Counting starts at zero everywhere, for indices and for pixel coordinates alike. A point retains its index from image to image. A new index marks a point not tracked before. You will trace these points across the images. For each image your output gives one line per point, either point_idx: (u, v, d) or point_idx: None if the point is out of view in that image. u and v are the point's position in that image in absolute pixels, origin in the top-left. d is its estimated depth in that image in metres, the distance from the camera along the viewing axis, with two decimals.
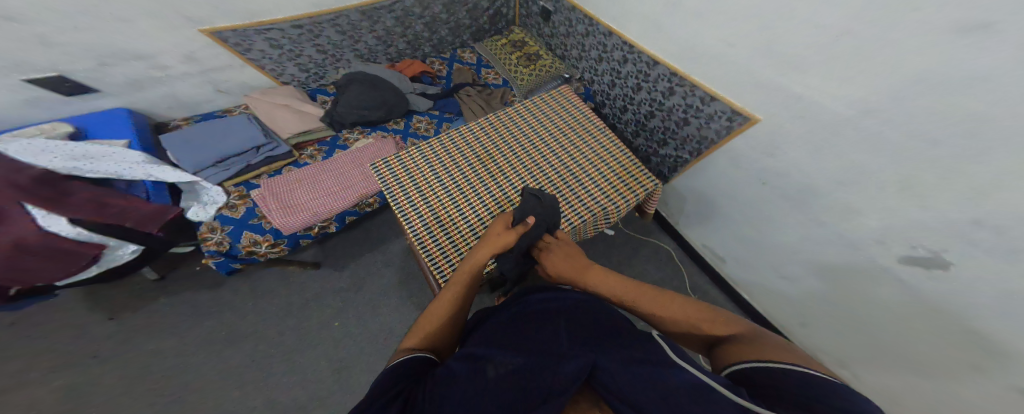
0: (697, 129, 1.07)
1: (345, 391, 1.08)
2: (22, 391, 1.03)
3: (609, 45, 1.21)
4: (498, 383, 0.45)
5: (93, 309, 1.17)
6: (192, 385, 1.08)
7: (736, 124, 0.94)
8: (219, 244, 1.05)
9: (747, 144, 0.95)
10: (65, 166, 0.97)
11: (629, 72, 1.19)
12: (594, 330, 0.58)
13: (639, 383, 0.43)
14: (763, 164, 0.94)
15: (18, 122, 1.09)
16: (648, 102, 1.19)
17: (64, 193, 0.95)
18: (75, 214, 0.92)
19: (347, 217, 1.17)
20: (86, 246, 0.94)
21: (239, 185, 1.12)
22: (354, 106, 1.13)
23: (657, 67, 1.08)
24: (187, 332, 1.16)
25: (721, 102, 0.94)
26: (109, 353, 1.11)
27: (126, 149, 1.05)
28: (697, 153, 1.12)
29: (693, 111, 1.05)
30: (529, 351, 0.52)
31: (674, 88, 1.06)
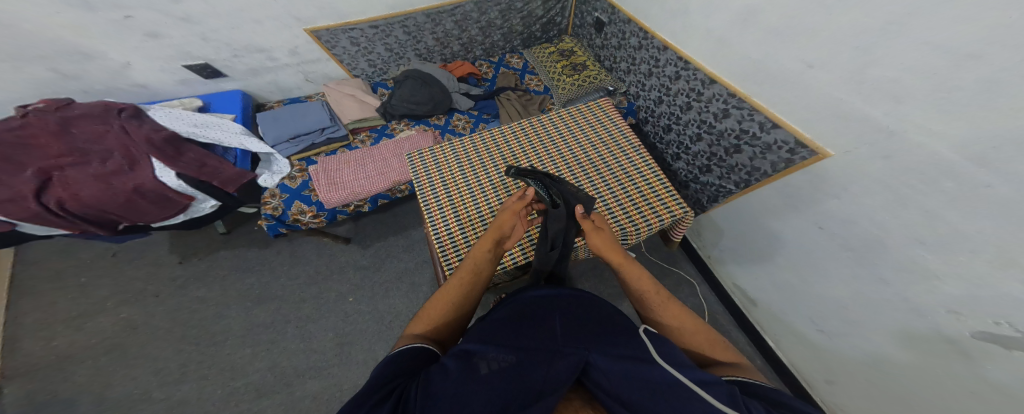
0: (749, 158, 0.95)
1: (342, 366, 1.15)
2: (113, 312, 1.28)
3: (662, 59, 1.14)
4: (490, 379, 0.43)
5: (185, 249, 1.42)
6: (226, 331, 1.24)
7: (798, 158, 0.80)
8: (272, 208, 1.16)
9: (812, 184, 0.80)
10: (187, 130, 1.20)
11: (680, 89, 1.10)
12: (588, 322, 0.56)
13: (633, 382, 0.44)
14: (829, 208, 0.78)
15: (170, 96, 1.40)
16: (696, 123, 1.09)
17: (179, 152, 1.16)
18: (183, 169, 1.12)
19: (379, 200, 1.23)
20: (181, 197, 1.15)
21: (301, 160, 1.24)
22: (404, 100, 1.21)
23: (713, 86, 0.98)
24: (239, 282, 1.33)
25: (785, 131, 0.81)
26: (187, 288, 1.33)
27: (230, 123, 1.29)
28: (744, 185, 1.01)
29: (746, 137, 0.93)
30: (523, 346, 0.49)
31: (729, 110, 0.95)
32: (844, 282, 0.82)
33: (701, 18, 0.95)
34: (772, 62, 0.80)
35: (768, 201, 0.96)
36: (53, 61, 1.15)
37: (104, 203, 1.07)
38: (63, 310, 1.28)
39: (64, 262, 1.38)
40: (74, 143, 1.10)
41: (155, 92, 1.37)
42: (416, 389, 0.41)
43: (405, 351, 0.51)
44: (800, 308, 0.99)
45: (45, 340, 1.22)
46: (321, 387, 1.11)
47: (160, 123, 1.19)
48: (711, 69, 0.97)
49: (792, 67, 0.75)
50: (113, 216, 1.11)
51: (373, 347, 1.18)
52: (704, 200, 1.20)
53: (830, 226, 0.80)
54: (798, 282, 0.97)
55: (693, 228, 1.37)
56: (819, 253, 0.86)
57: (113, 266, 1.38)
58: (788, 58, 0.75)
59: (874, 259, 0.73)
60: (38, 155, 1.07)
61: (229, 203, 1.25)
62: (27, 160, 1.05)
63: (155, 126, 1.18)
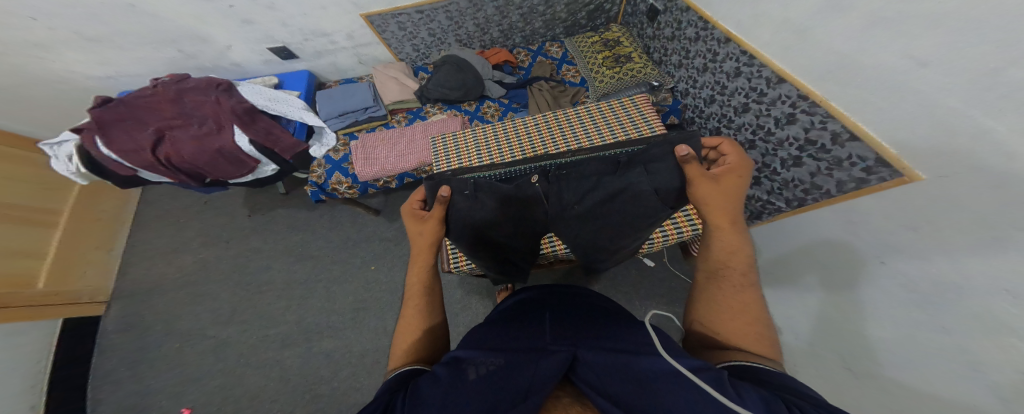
0: (811, 173, 0.84)
1: (356, 328, 1.26)
2: (194, 252, 1.55)
3: (721, 53, 1.00)
4: (478, 386, 0.40)
5: (247, 204, 1.64)
6: (269, 281, 1.42)
7: (875, 178, 0.66)
8: (318, 175, 1.28)
9: (883, 210, 0.65)
10: (262, 103, 1.37)
11: (738, 87, 0.97)
12: (581, 319, 0.53)
13: (617, 374, 0.40)
14: (898, 242, 0.62)
15: (256, 74, 1.63)
16: (752, 127, 0.97)
17: (252, 121, 1.33)
18: (254, 135, 1.28)
19: (405, 178, 1.28)
20: (251, 160, 1.33)
21: (346, 135, 1.34)
22: (439, 85, 1.23)
23: (781, 85, 0.83)
24: (283, 239, 1.51)
25: (863, 143, 0.67)
26: (246, 238, 1.55)
27: (295, 99, 1.43)
28: (796, 204, 0.90)
29: (813, 148, 0.81)
30: (508, 345, 0.47)
31: (797, 114, 0.81)
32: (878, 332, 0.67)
33: (778, 3, 0.78)
34: (851, 55, 0.64)
35: (827, 226, 0.81)
36: (179, 43, 1.40)
37: (198, 159, 1.27)
38: (162, 244, 1.59)
39: (163, 204, 1.70)
40: (182, 109, 1.32)
41: (246, 70, 1.60)
42: (402, 402, 0.39)
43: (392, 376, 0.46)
44: (831, 353, 0.82)
45: (147, 268, 1.53)
46: (335, 346, 1.25)
47: (243, 96, 1.37)
48: (781, 66, 0.82)
49: (881, 65, 0.58)
50: (204, 170, 1.31)
51: (384, 317, 1.27)
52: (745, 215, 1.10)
53: (890, 263, 0.64)
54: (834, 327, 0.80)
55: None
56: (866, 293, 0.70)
57: (200, 212, 1.65)
58: (883, 59, 0.58)
59: (932, 314, 0.56)
60: (155, 116, 1.30)
61: (285, 168, 1.41)
62: (148, 120, 1.29)
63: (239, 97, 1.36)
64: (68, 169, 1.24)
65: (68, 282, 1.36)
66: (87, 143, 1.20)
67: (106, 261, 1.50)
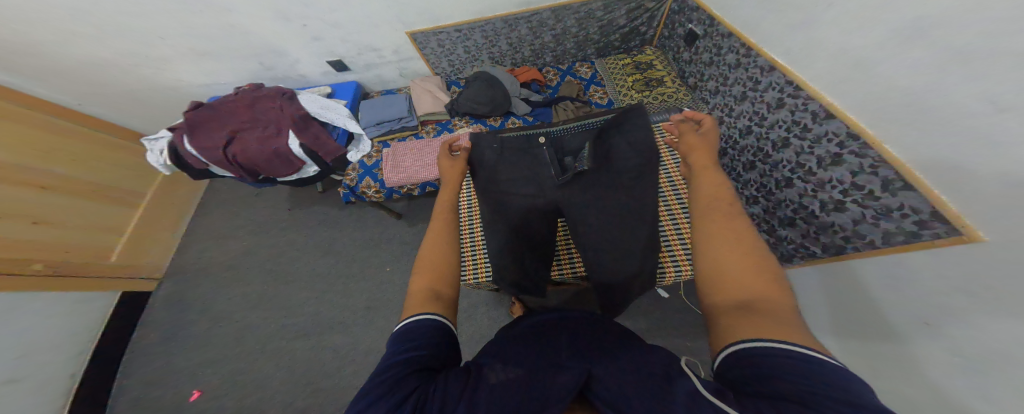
0: (855, 220, 0.73)
1: (364, 326, 1.29)
2: (240, 239, 1.69)
3: (764, 82, 0.92)
4: (495, 391, 0.38)
5: (286, 198, 1.77)
6: (295, 271, 1.52)
7: (927, 234, 0.58)
8: (351, 179, 1.38)
9: (952, 263, 0.54)
10: (314, 111, 1.44)
11: (780, 120, 0.87)
12: (600, 345, 0.52)
13: (636, 390, 0.38)
14: (973, 302, 0.52)
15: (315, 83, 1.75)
16: (791, 165, 0.87)
17: (305, 126, 1.39)
18: (303, 140, 1.35)
19: (428, 187, 1.34)
20: (297, 161, 1.41)
21: (380, 142, 1.43)
22: (469, 99, 1.27)
23: (830, 121, 0.73)
24: (312, 233, 1.62)
25: (918, 193, 0.58)
26: (281, 229, 1.67)
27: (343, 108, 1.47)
28: (835, 251, 0.80)
29: (859, 194, 0.71)
30: (523, 361, 0.47)
31: (844, 153, 0.71)
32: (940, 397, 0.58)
33: (838, 26, 0.69)
34: (916, 84, 0.55)
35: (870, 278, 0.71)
36: (261, 57, 1.52)
37: (258, 158, 1.37)
38: (215, 229, 1.75)
39: (217, 193, 1.88)
40: (255, 115, 1.45)
41: (309, 80, 1.71)
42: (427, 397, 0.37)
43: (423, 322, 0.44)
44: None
45: (197, 250, 1.69)
46: (342, 342, 1.28)
47: (301, 104, 1.45)
48: (833, 100, 0.73)
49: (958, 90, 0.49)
50: (260, 168, 1.41)
51: (393, 318, 1.29)
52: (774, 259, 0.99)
53: (948, 328, 0.56)
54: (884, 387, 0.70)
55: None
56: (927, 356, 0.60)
57: (251, 202, 1.81)
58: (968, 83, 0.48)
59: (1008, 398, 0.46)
60: (232, 119, 1.44)
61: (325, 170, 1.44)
62: (227, 123, 1.44)
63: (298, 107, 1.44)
64: (158, 161, 1.43)
65: (134, 258, 1.55)
66: (178, 140, 1.39)
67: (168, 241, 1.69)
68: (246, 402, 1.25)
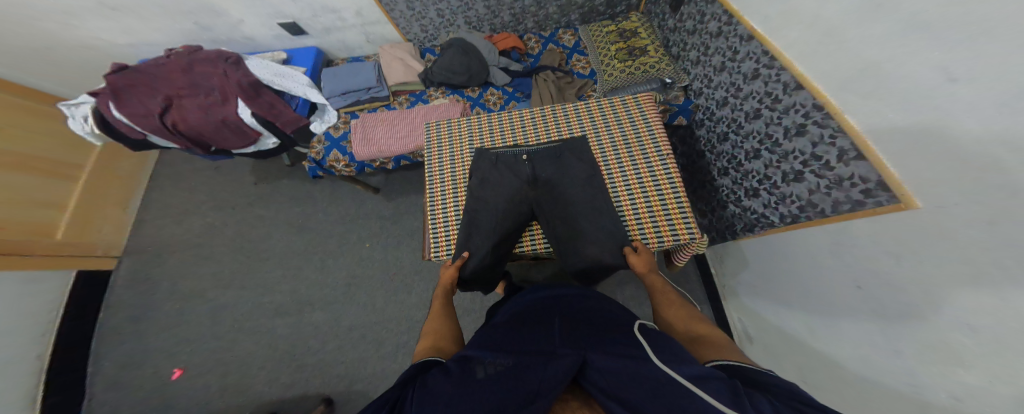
0: (810, 190, 0.77)
1: (346, 303, 1.30)
2: (203, 215, 1.59)
3: (742, 52, 0.91)
4: (491, 384, 0.49)
5: (251, 172, 1.66)
6: (270, 249, 1.47)
7: (871, 202, 0.61)
8: (316, 152, 1.25)
9: (874, 237, 0.61)
10: (267, 78, 1.26)
11: (755, 90, 0.88)
12: (589, 328, 0.62)
13: (624, 376, 0.49)
14: (884, 269, 0.60)
15: (269, 48, 1.55)
16: (760, 136, 0.89)
17: (257, 93, 1.23)
18: (256, 109, 1.19)
19: (402, 161, 1.26)
20: (251, 132, 1.25)
21: (347, 113, 1.29)
22: (444, 68, 1.19)
23: (798, 92, 0.75)
24: (283, 209, 1.54)
25: (868, 162, 0.60)
26: (249, 205, 1.58)
27: (301, 75, 1.32)
28: (789, 220, 0.84)
29: (815, 164, 0.74)
30: (520, 352, 0.55)
31: (809, 124, 0.73)
32: (852, 346, 0.69)
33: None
34: (880, 58, 0.55)
35: (817, 243, 0.76)
36: (195, 16, 1.34)
37: (202, 128, 1.21)
38: (173, 205, 1.64)
39: (174, 167, 1.74)
40: (193, 79, 1.25)
41: (258, 44, 1.52)
42: (416, 396, 0.48)
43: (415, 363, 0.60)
44: (805, 367, 0.82)
45: (158, 227, 1.59)
46: (324, 318, 1.29)
47: (249, 70, 1.25)
48: (800, 70, 0.73)
49: (897, 76, 0.52)
50: (208, 139, 1.25)
51: (374, 294, 1.30)
52: (738, 227, 1.03)
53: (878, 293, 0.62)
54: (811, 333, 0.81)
55: (716, 252, 1.20)
56: (851, 324, 0.70)
57: (212, 176, 1.69)
58: (904, 73, 0.51)
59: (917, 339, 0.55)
60: (167, 84, 1.24)
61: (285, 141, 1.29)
62: (160, 88, 1.23)
63: (245, 72, 1.25)
64: (85, 129, 1.26)
65: (86, 235, 1.44)
66: (101, 107, 1.18)
67: (124, 218, 1.58)
68: (232, 376, 1.26)
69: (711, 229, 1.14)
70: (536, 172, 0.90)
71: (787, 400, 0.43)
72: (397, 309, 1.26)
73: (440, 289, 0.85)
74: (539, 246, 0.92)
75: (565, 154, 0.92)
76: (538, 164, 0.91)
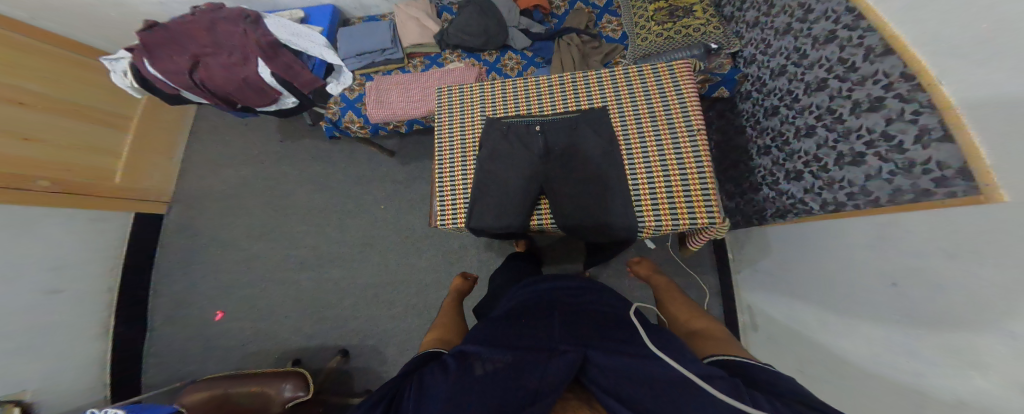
0: (867, 176, 0.68)
1: (361, 261, 1.37)
2: (234, 171, 1.68)
3: (817, 10, 0.77)
4: (492, 376, 0.48)
5: (275, 132, 1.71)
6: (292, 208, 1.54)
7: (946, 191, 0.52)
8: (332, 113, 1.25)
9: (943, 235, 0.52)
10: (284, 38, 1.26)
11: (825, 56, 0.76)
12: (591, 326, 0.61)
13: (625, 377, 0.47)
14: (949, 273, 0.50)
15: (287, 8, 1.51)
16: (819, 112, 0.78)
17: (275, 52, 1.24)
18: (274, 69, 1.21)
19: (414, 125, 1.24)
20: (272, 91, 1.27)
21: (362, 76, 1.27)
22: (460, 29, 1.12)
23: (884, 58, 0.62)
24: (304, 169, 1.60)
25: (953, 144, 0.50)
26: (273, 164, 1.65)
27: (317, 34, 1.30)
28: (834, 209, 0.75)
29: (883, 144, 0.64)
30: (519, 347, 0.54)
31: (887, 97, 0.62)
32: (870, 342, 0.64)
33: None
34: (997, 5, 0.42)
35: (861, 235, 0.68)
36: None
37: (227, 86, 1.25)
38: (208, 160, 1.74)
39: (206, 124, 1.82)
40: (216, 38, 1.26)
41: (276, 4, 1.48)
42: (413, 393, 0.47)
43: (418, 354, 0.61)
44: (810, 363, 0.79)
45: (196, 181, 1.71)
46: (342, 276, 1.37)
47: (266, 29, 1.24)
48: (897, 30, 0.60)
49: (1000, 21, 0.42)
50: (233, 97, 1.29)
51: (387, 257, 1.35)
52: (768, 213, 0.94)
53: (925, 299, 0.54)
54: (830, 325, 0.74)
55: (737, 237, 1.13)
56: (875, 316, 0.63)
57: (240, 133, 1.76)
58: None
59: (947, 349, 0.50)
60: (193, 41, 1.26)
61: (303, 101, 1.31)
62: (188, 45, 1.26)
63: (262, 30, 1.24)
64: (127, 84, 1.34)
65: (138, 182, 1.57)
66: (138, 62, 1.25)
67: (168, 168, 1.70)
68: (262, 319, 1.40)
69: (738, 212, 1.05)
70: (550, 146, 0.86)
71: (789, 398, 0.41)
72: (407, 271, 1.31)
73: (451, 291, 0.98)
74: (545, 221, 0.89)
75: (581, 126, 0.87)
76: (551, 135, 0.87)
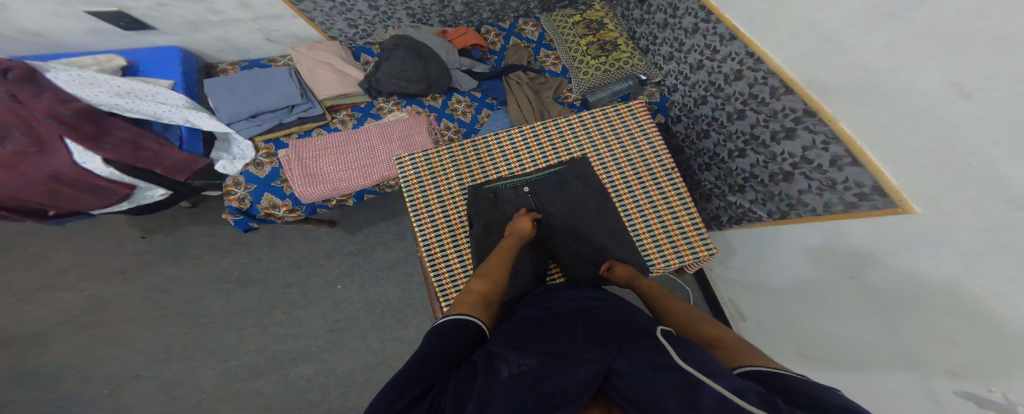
0: (799, 191, 0.81)
1: (333, 351, 1.18)
2: (77, 288, 1.18)
3: (723, 51, 0.87)
4: (513, 387, 0.35)
5: (138, 223, 1.26)
6: (207, 315, 1.20)
7: (865, 204, 0.62)
8: (237, 199, 0.94)
9: (850, 246, 0.69)
10: (108, 102, 0.85)
11: (737, 92, 0.87)
12: (617, 326, 0.49)
13: (651, 385, 0.35)
14: (883, 271, 0.63)
15: (84, 47, 1.02)
16: (745, 136, 0.90)
17: (104, 129, 0.84)
18: (110, 154, 0.82)
19: (364, 194, 1.04)
20: (116, 186, 0.88)
21: (268, 142, 0.99)
22: (394, 75, 0.97)
23: (786, 96, 0.74)
24: (209, 262, 1.24)
25: (862, 167, 0.61)
26: (149, 264, 1.22)
27: (170, 90, 0.91)
28: (778, 216, 0.89)
29: (804, 166, 0.76)
30: (544, 353, 0.41)
31: (799, 128, 0.73)
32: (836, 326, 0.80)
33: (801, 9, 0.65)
34: (886, 73, 0.51)
35: (808, 239, 0.81)
36: None
37: (18, 191, 0.81)
38: (21, 284, 1.18)
39: (0, 230, 1.23)
40: None
41: (58, 42, 0.98)
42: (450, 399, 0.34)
43: (458, 316, 0.46)
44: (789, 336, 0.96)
45: (7, 316, 1.15)
46: (314, 373, 1.16)
47: (70, 92, 0.84)
48: (792, 74, 0.71)
49: (894, 95, 0.51)
50: (38, 202, 0.85)
51: (364, 335, 1.19)
52: (723, 219, 1.10)
53: (877, 297, 0.66)
54: (802, 317, 0.90)
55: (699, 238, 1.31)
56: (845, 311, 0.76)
57: (71, 234, 1.24)
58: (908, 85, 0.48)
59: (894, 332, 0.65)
60: None
61: (181, 189, 0.97)
62: None
63: (60, 96, 0.82)
64: None
65: None
66: None
67: None
68: None
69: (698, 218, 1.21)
70: (544, 206, 0.84)
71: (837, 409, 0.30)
72: (395, 346, 1.19)
73: (511, 235, 0.73)
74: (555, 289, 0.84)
75: (571, 181, 0.86)
76: (549, 200, 0.85)
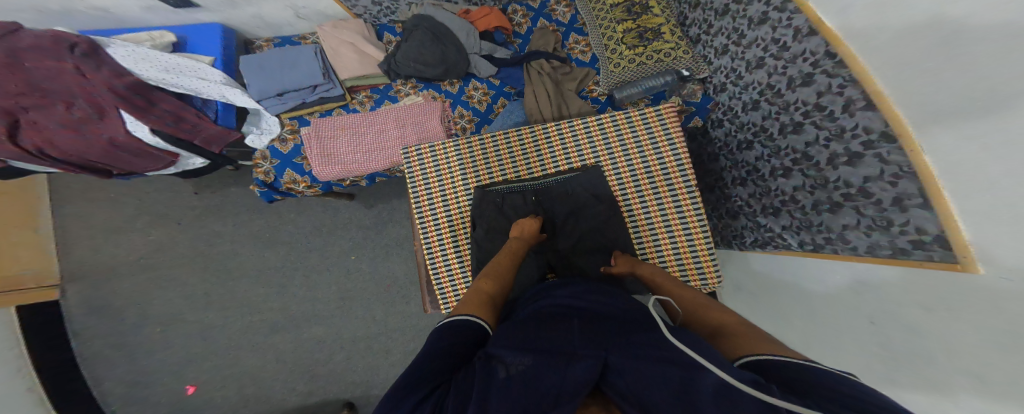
0: (845, 226, 0.68)
1: (343, 318, 1.27)
2: (143, 232, 1.37)
3: (794, 48, 0.72)
4: (507, 388, 0.32)
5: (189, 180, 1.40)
6: (240, 268, 1.33)
7: (922, 253, 0.51)
8: (264, 173, 1.02)
9: (878, 303, 0.58)
10: (156, 77, 0.90)
11: (800, 99, 0.72)
12: (617, 323, 0.46)
13: (653, 379, 0.33)
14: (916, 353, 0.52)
15: (142, 22, 1.11)
16: (796, 155, 0.76)
17: (152, 102, 0.90)
18: (155, 125, 0.89)
19: (376, 177, 1.07)
20: (163, 154, 0.99)
21: (293, 118, 1.03)
22: (412, 58, 0.95)
23: (865, 112, 0.58)
24: (245, 221, 1.36)
25: (934, 214, 0.49)
26: (197, 217, 1.37)
27: (210, 67, 0.96)
28: (810, 248, 0.77)
29: (860, 199, 0.64)
30: (540, 348, 0.38)
31: (866, 153, 0.60)
32: None
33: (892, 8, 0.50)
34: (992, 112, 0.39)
35: (833, 283, 0.70)
36: None
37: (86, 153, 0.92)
38: (100, 222, 1.38)
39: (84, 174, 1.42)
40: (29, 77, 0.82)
41: (121, 16, 1.08)
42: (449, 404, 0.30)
43: (453, 321, 0.43)
44: None
45: (90, 248, 1.36)
46: (326, 334, 1.26)
47: (124, 66, 0.88)
48: (882, 84, 0.54)
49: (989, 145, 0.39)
50: (102, 163, 0.97)
51: (371, 307, 1.27)
52: (747, 239, 0.97)
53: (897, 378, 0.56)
54: None
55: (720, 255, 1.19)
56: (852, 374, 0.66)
57: (137, 184, 1.40)
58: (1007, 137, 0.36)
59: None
60: None
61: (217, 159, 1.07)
62: None
63: (116, 69, 0.87)
64: None
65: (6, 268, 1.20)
66: None
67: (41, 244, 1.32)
68: (231, 402, 1.25)
69: (717, 234, 1.09)
70: (548, 216, 0.80)
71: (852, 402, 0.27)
72: (398, 321, 1.26)
73: (520, 236, 0.71)
74: None
75: (578, 190, 0.80)
76: (552, 209, 0.81)
